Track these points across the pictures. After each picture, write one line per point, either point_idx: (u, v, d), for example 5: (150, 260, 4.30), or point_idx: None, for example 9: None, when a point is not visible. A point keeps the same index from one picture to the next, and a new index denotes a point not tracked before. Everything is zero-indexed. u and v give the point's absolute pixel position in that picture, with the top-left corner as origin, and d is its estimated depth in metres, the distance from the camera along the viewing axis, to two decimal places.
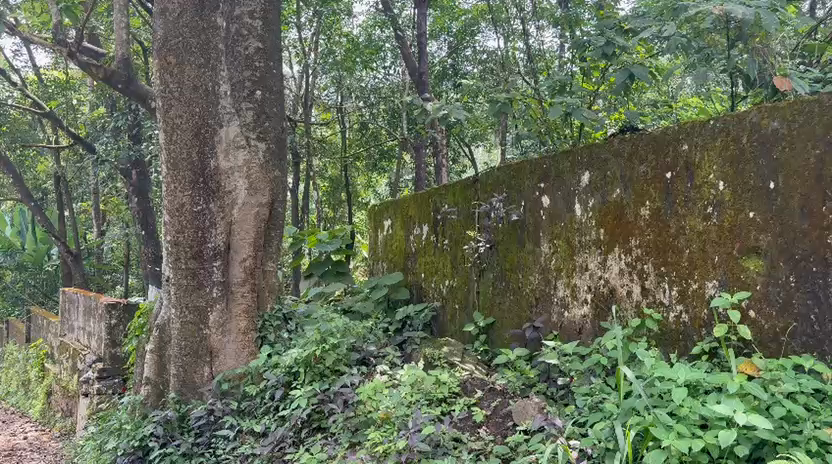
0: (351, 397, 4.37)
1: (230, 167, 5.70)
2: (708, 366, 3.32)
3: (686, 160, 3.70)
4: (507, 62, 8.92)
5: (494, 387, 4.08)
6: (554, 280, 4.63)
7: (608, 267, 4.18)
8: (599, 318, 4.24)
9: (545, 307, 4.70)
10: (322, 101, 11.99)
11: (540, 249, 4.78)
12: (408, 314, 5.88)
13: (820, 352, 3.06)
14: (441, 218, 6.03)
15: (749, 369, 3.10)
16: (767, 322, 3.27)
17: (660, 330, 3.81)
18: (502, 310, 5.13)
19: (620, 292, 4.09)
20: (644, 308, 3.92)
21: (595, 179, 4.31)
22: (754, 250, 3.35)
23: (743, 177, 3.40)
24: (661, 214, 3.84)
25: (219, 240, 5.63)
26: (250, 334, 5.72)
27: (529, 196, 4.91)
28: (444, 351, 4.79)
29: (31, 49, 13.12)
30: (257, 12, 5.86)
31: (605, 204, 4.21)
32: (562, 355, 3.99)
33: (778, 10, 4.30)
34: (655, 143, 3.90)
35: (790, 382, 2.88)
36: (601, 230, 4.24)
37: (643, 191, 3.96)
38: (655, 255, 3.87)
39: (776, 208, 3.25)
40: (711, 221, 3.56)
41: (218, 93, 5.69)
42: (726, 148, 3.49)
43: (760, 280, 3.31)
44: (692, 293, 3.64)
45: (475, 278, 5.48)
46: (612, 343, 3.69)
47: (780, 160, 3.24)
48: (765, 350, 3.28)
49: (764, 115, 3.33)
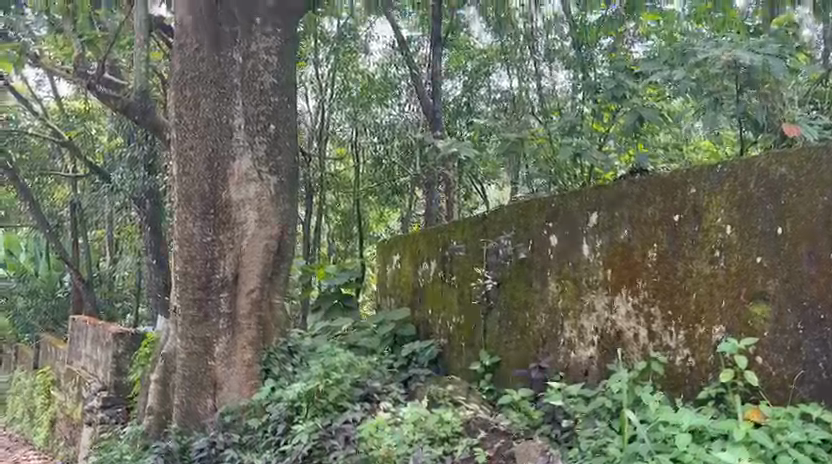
0: (352, 434, 4.33)
1: (240, 199, 5.75)
2: (714, 412, 3.28)
3: (694, 203, 3.70)
4: (520, 103, 8.98)
5: (497, 428, 3.97)
6: (561, 320, 4.60)
7: (615, 309, 4.15)
8: (605, 360, 4.20)
9: (551, 347, 4.66)
10: (336, 137, 12.13)
11: (548, 289, 4.77)
12: (414, 351, 5.91)
13: (827, 401, 3.02)
14: (448, 254, 6.04)
15: (755, 416, 3.06)
16: (774, 369, 3.23)
17: (666, 374, 3.77)
18: (508, 350, 5.09)
19: (626, 334, 4.06)
20: (650, 351, 3.89)
21: (602, 219, 4.31)
22: (761, 295, 3.33)
23: (750, 222, 3.40)
24: (668, 257, 3.83)
25: (226, 271, 5.69)
26: (254, 367, 5.65)
27: (537, 235, 4.92)
28: (449, 389, 4.76)
29: (54, 79, 13.40)
30: (273, 48, 5.89)
31: (613, 245, 4.21)
32: (567, 396, 3.95)
33: (787, 57, 4.33)
34: (662, 186, 3.90)
35: (796, 431, 2.83)
36: (609, 272, 4.23)
37: (651, 233, 3.95)
38: (662, 298, 3.85)
39: (784, 254, 3.24)
40: (718, 265, 3.55)
41: (232, 126, 5.76)
42: (733, 193, 3.49)
43: (767, 326, 3.28)
44: (698, 338, 3.61)
45: (482, 316, 5.45)
46: (617, 385, 3.66)
47: (786, 207, 3.25)
48: (772, 397, 3.24)
49: (772, 161, 3.33)
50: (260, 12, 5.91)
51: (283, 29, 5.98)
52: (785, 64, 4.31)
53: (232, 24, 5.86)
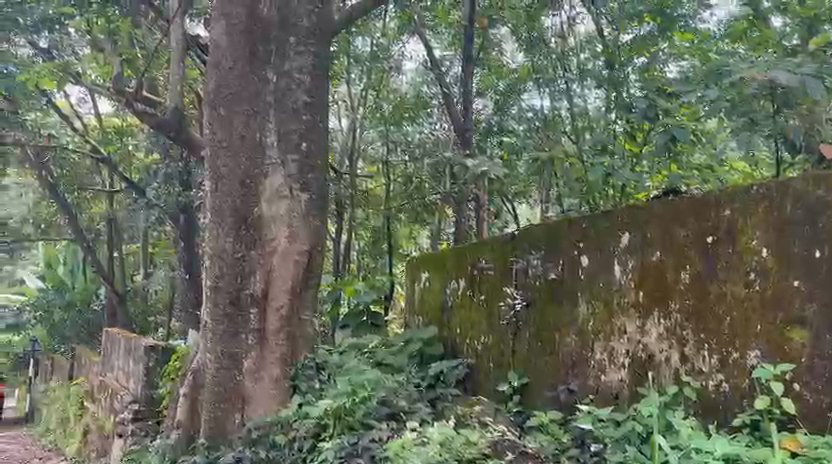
0: (378, 453, 4.30)
1: (272, 215, 5.80)
2: (749, 440, 3.20)
3: (728, 225, 3.63)
4: (552, 122, 8.94)
5: (526, 451, 3.93)
6: (592, 342, 4.53)
7: (647, 331, 4.08)
8: (636, 384, 4.13)
9: (581, 369, 4.60)
10: (367, 154, 12.21)
11: (578, 310, 4.71)
12: (442, 370, 5.84)
13: None
14: (477, 273, 6.02)
15: (792, 445, 2.98)
16: (813, 396, 3.14)
17: (699, 399, 3.69)
18: (537, 371, 5.03)
19: (658, 358, 3.99)
20: (682, 376, 3.81)
21: (634, 240, 4.25)
22: (798, 320, 3.25)
23: (788, 244, 3.32)
24: (701, 279, 3.76)
25: (256, 287, 5.72)
26: (282, 383, 5.73)
27: (567, 255, 4.87)
28: (476, 411, 4.73)
29: (94, 97, 13.75)
30: (306, 68, 5.99)
31: (644, 266, 4.15)
32: (596, 420, 3.90)
33: (826, 76, 4.22)
34: (697, 207, 3.83)
35: None
36: (640, 293, 4.16)
37: (683, 254, 3.89)
38: (694, 321, 3.78)
39: (822, 278, 3.16)
40: (753, 288, 3.47)
41: (264, 144, 5.85)
42: (769, 214, 3.43)
43: (805, 352, 3.19)
44: (732, 363, 3.53)
45: (511, 336, 5.40)
46: (648, 410, 3.59)
47: (826, 230, 3.16)
48: (810, 426, 3.15)
49: (810, 183, 3.27)
50: (295, 32, 5.98)
51: (316, 47, 6.06)
52: (823, 83, 4.21)
53: (267, 42, 5.95)
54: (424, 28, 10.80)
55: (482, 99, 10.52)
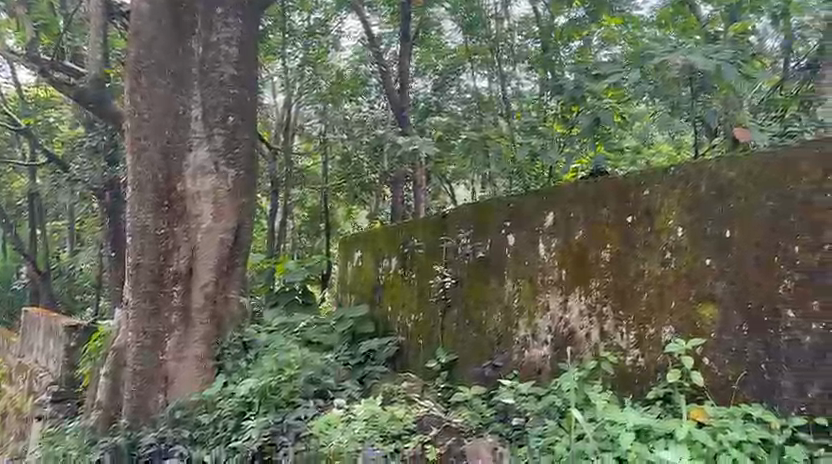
0: (303, 431, 4.26)
1: (197, 191, 5.67)
2: (661, 411, 3.33)
3: (647, 206, 3.74)
4: (487, 102, 8.99)
5: (449, 426, 3.98)
6: (517, 319, 4.61)
7: (568, 308, 4.18)
8: (557, 359, 4.22)
9: (506, 345, 4.68)
10: (303, 131, 12.05)
11: (505, 288, 4.77)
12: (372, 348, 5.89)
13: (769, 401, 3.09)
14: (408, 251, 6.04)
15: (699, 415, 3.12)
16: (720, 369, 3.28)
17: (616, 373, 3.81)
18: (465, 349, 5.09)
19: (578, 334, 4.09)
20: (601, 351, 3.92)
21: (559, 220, 4.34)
22: (710, 297, 3.37)
23: (702, 225, 3.45)
24: (621, 258, 3.87)
25: (181, 264, 5.59)
26: (207, 362, 5.65)
27: (495, 233, 4.92)
28: (404, 387, 4.76)
29: (12, 65, 13.06)
30: (234, 39, 5.84)
31: (568, 244, 4.24)
32: (518, 395, 3.99)
33: (741, 64, 4.34)
34: (618, 188, 3.93)
35: (737, 431, 2.89)
36: (564, 271, 4.25)
37: (604, 234, 3.99)
38: (613, 298, 3.89)
39: (731, 257, 3.29)
40: (668, 267, 3.59)
41: (189, 117, 5.68)
42: (685, 194, 3.54)
43: (714, 328, 3.33)
44: (648, 338, 3.65)
45: (440, 315, 5.46)
46: (567, 384, 3.69)
47: (737, 211, 3.29)
48: (717, 397, 3.29)
49: (723, 165, 3.38)
50: (222, 3, 5.81)
51: (245, 19, 5.91)
52: (739, 70, 4.32)
53: (193, 14, 5.78)
54: (361, 5, 10.68)
55: (420, 78, 10.51)
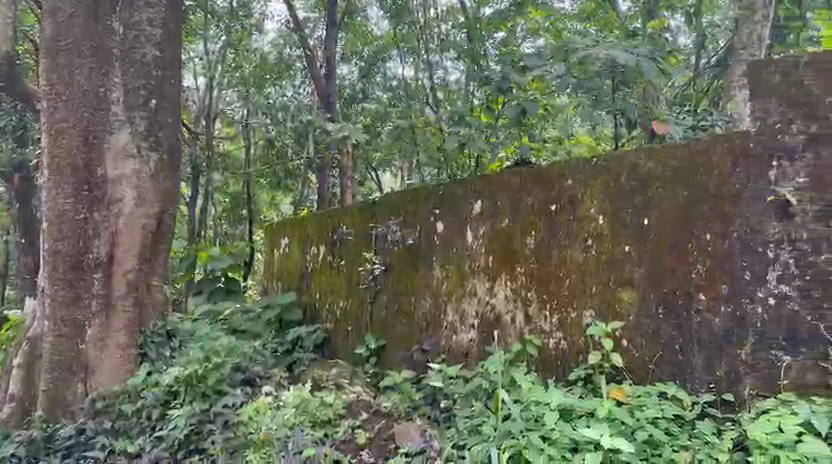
0: (232, 418, 4.23)
1: (117, 175, 5.48)
2: (582, 392, 3.48)
3: (570, 195, 3.88)
4: (414, 91, 9.01)
5: (379, 410, 4.05)
6: (445, 304, 4.70)
7: (495, 293, 4.30)
8: (484, 343, 4.34)
9: (435, 331, 4.75)
10: (226, 116, 11.78)
11: (433, 275, 4.86)
12: (300, 335, 5.88)
13: (682, 380, 3.29)
14: (337, 239, 6.03)
15: (618, 395, 3.26)
16: (638, 350, 3.46)
17: (540, 356, 3.95)
18: (393, 334, 5.15)
19: (505, 318, 4.20)
20: (526, 335, 4.04)
21: (485, 208, 4.44)
22: (628, 282, 3.54)
23: (620, 214, 3.61)
24: (545, 244, 4.00)
25: (102, 251, 5.40)
26: (130, 351, 5.48)
27: (424, 220, 4.98)
28: (333, 373, 4.79)
29: None
30: (157, 20, 5.71)
31: (495, 232, 4.34)
32: (446, 378, 4.05)
33: (658, 59, 4.50)
34: (543, 178, 4.05)
35: (653, 408, 3.06)
36: (490, 258, 4.35)
37: (529, 222, 4.11)
38: (538, 283, 4.02)
39: (649, 244, 3.47)
40: (589, 253, 3.74)
41: (109, 100, 5.48)
42: (605, 185, 3.70)
43: (632, 311, 3.50)
44: (570, 322, 3.80)
45: (369, 300, 5.47)
46: (493, 367, 3.79)
47: (653, 201, 3.48)
48: (634, 377, 3.46)
49: (641, 157, 3.55)
50: None
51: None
52: (656, 65, 4.48)
53: None
54: None
55: (346, 65, 10.45)
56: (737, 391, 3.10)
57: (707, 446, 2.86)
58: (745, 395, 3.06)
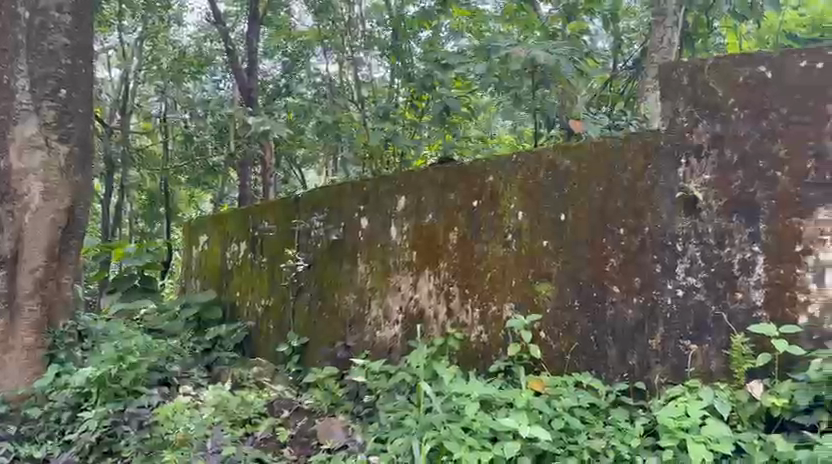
0: (147, 418, 4.09)
1: (24, 168, 5.24)
2: (502, 383, 3.54)
3: (491, 190, 3.95)
4: (338, 88, 8.96)
5: (301, 408, 4.02)
6: (369, 300, 4.69)
7: (419, 288, 4.33)
8: (407, 337, 4.36)
9: (358, 326, 4.74)
10: (143, 110, 11.40)
11: (356, 271, 4.84)
12: (219, 334, 5.72)
13: (596, 370, 3.41)
14: (258, 235, 5.93)
15: (537, 385, 3.33)
16: (555, 342, 3.56)
17: (462, 349, 3.99)
18: (316, 331, 5.10)
19: (428, 313, 4.24)
20: (448, 329, 4.09)
21: (410, 204, 4.46)
22: (546, 276, 3.64)
23: (539, 209, 3.70)
24: (467, 239, 4.06)
25: (4, 247, 5.20)
26: (36, 352, 5.22)
27: (349, 216, 4.95)
28: (254, 371, 4.72)
29: None
30: (66, 5, 5.38)
31: (419, 227, 4.37)
32: (369, 373, 4.03)
33: (576, 60, 4.59)
34: (465, 174, 4.10)
35: (570, 397, 3.15)
36: (414, 253, 4.38)
37: (452, 217, 4.16)
38: (460, 277, 4.07)
39: (566, 238, 3.57)
40: (509, 248, 3.82)
41: (15, 89, 5.26)
42: (525, 181, 3.78)
43: (549, 304, 3.60)
44: (491, 315, 3.86)
45: (291, 298, 5.40)
46: (415, 360, 3.82)
47: (569, 196, 3.58)
48: (551, 368, 3.56)
49: (559, 153, 3.65)
50: None
51: None
52: (574, 66, 4.57)
53: None
54: None
55: (270, 60, 10.31)
56: (647, 379, 3.24)
57: (620, 432, 2.96)
58: (655, 384, 3.21)
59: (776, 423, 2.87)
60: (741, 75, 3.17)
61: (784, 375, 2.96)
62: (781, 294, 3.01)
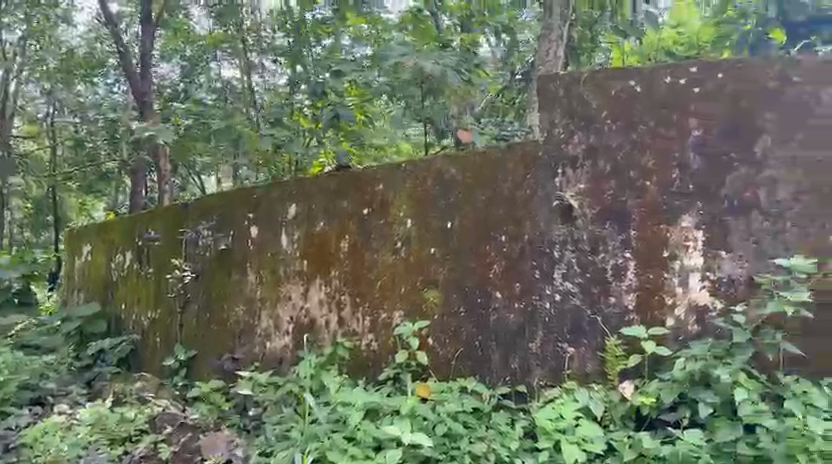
0: (14, 440, 3.83)
1: None
2: (390, 390, 3.54)
3: (381, 198, 3.94)
4: (239, 94, 8.75)
5: (185, 422, 3.87)
6: (259, 310, 4.57)
7: (309, 297, 4.25)
8: (297, 348, 4.27)
9: (248, 338, 4.60)
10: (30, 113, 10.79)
11: (246, 281, 4.70)
12: (102, 348, 5.52)
13: (481, 374, 3.50)
14: (144, 244, 5.70)
15: (424, 392, 3.38)
16: (442, 348, 3.61)
17: (352, 359, 3.94)
18: (205, 343, 4.94)
19: (319, 322, 4.18)
20: (338, 337, 4.04)
21: (301, 212, 4.38)
22: (433, 282, 3.69)
23: (427, 217, 3.75)
24: (358, 247, 4.03)
25: None
26: None
27: (239, 224, 4.81)
28: (137, 387, 4.53)
29: None
30: None
31: (310, 235, 4.29)
32: (256, 385, 3.94)
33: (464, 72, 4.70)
34: (356, 181, 4.07)
35: (454, 402, 3.20)
36: (305, 261, 4.30)
37: (343, 225, 4.12)
38: (351, 286, 4.04)
39: (453, 245, 3.65)
40: (399, 255, 3.85)
41: None
42: (414, 189, 3.81)
43: (437, 310, 3.65)
44: (381, 323, 3.86)
45: (180, 310, 5.21)
46: (303, 372, 3.77)
47: (457, 205, 3.66)
48: (438, 373, 3.60)
49: (446, 162, 3.71)
50: None
51: None
52: (461, 77, 4.67)
53: None
54: None
55: (167, 63, 9.96)
56: (528, 382, 3.36)
57: (501, 435, 3.02)
58: (535, 386, 3.34)
59: (645, 421, 3.02)
60: (612, 89, 3.32)
61: (653, 374, 3.09)
62: (650, 298, 3.18)
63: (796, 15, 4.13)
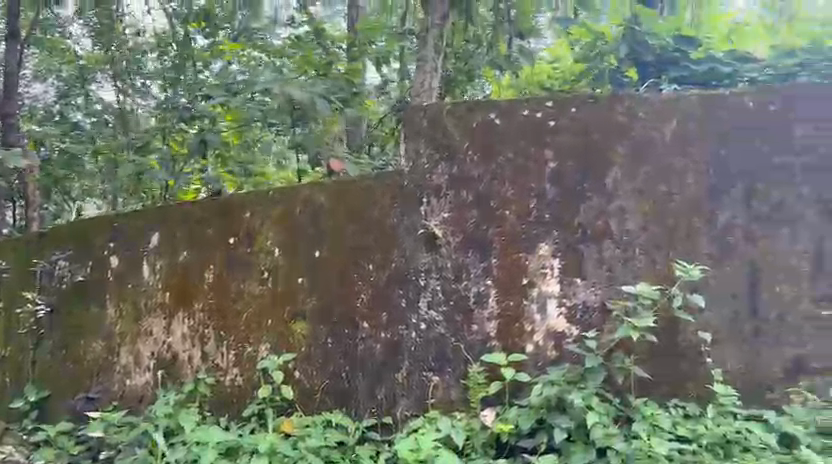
0: None
1: None
2: (252, 428, 3.38)
3: (249, 226, 3.64)
4: None
5: None
6: (116, 346, 3.93)
7: (171, 331, 3.78)
8: (159, 385, 3.80)
9: (104, 377, 3.94)
10: None
11: (104, 313, 3.98)
12: None
13: (347, 406, 3.44)
14: None
15: (287, 427, 3.27)
16: (308, 380, 3.49)
17: (214, 395, 3.65)
18: (59, 383, 4.09)
19: (182, 358, 3.76)
20: (201, 373, 3.69)
21: (166, 238, 3.82)
22: (301, 313, 3.53)
23: (296, 245, 3.56)
24: (225, 278, 3.68)
25: None
26: None
27: (95, 250, 4.02)
28: None
29: None
30: None
31: (175, 264, 3.79)
32: (108, 426, 3.65)
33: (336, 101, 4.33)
34: (223, 206, 3.69)
35: (316, 438, 3.13)
36: (168, 292, 3.80)
37: (210, 253, 3.71)
38: (216, 318, 3.70)
39: (320, 274, 3.53)
40: (266, 286, 3.61)
41: None
42: (283, 216, 3.59)
43: (305, 342, 3.51)
44: (246, 357, 3.62)
45: (31, 347, 4.19)
46: (160, 410, 3.51)
47: (325, 233, 3.54)
48: (303, 407, 3.48)
49: (313, 188, 3.57)
50: None
51: None
52: (332, 104, 4.30)
53: None
54: None
55: None
56: (393, 413, 3.37)
57: None
58: (400, 416, 3.34)
59: (505, 448, 3.07)
60: (473, 119, 3.41)
61: (512, 400, 3.20)
62: (510, 325, 3.31)
63: (646, 55, 4.02)
